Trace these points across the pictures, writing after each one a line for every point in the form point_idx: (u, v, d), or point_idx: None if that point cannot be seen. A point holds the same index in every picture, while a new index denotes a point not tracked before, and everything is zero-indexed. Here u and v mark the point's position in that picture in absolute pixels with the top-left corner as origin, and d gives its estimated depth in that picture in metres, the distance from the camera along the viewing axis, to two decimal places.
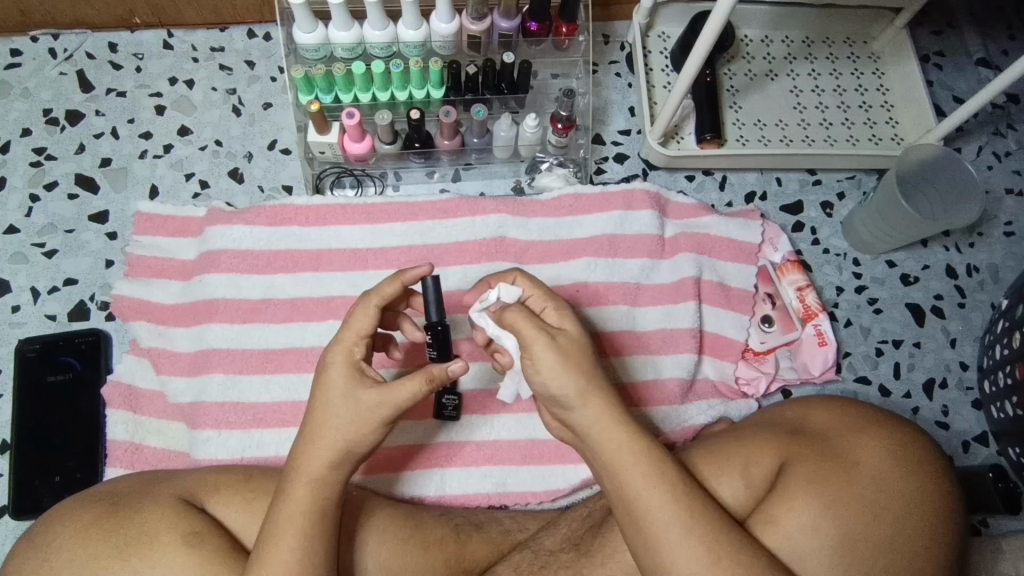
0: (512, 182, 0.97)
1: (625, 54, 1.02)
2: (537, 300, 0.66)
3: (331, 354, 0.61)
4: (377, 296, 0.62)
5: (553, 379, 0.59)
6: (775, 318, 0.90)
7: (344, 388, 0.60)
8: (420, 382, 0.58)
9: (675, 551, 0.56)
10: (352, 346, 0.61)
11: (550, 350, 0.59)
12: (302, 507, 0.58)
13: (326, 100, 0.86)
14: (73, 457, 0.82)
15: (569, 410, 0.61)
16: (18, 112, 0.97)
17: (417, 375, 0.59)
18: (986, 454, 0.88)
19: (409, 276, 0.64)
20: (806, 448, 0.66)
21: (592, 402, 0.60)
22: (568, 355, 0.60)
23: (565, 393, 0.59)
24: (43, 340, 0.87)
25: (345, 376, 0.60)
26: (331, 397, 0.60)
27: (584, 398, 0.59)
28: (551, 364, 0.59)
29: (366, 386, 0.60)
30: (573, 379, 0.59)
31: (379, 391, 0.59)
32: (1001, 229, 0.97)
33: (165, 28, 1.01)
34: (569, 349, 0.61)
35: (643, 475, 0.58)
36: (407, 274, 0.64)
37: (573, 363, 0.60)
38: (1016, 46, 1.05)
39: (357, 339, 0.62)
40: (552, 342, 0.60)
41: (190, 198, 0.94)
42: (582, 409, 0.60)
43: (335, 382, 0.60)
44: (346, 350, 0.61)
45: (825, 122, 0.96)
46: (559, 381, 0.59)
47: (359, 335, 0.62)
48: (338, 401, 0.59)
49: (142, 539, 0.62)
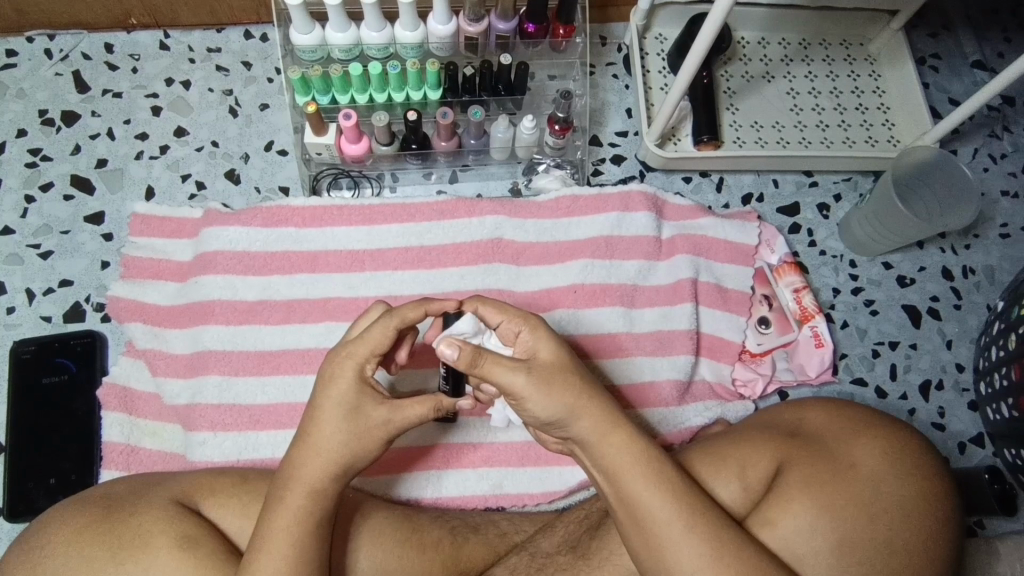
0: (509, 184, 0.97)
1: (621, 56, 1.03)
2: (509, 324, 0.63)
3: (340, 365, 0.60)
4: (399, 317, 0.61)
5: (539, 409, 0.59)
6: (772, 319, 0.90)
7: (352, 401, 0.60)
8: (429, 408, 0.62)
9: (677, 550, 0.57)
10: (365, 359, 0.60)
11: (530, 387, 0.58)
12: (296, 515, 0.58)
13: (323, 101, 0.86)
14: (67, 460, 0.82)
15: (563, 424, 0.60)
16: (13, 113, 0.96)
17: (425, 400, 0.62)
18: (982, 456, 0.88)
19: (433, 308, 0.63)
20: (804, 449, 0.66)
21: (587, 414, 0.59)
22: (551, 383, 0.59)
23: (555, 415, 0.59)
24: (38, 341, 0.86)
25: (355, 389, 0.60)
26: (337, 412, 0.59)
27: (573, 415, 0.59)
28: (534, 398, 0.59)
29: (375, 402, 0.60)
30: (559, 402, 0.59)
31: (387, 408, 0.60)
32: (997, 230, 0.97)
33: (161, 29, 1.01)
34: (551, 375, 0.59)
35: (643, 477, 0.58)
36: (431, 305, 0.63)
37: (557, 388, 0.59)
38: (1012, 49, 1.05)
39: (371, 353, 0.61)
40: (530, 378, 0.59)
41: (186, 200, 0.94)
42: (576, 422, 0.59)
43: (342, 396, 0.60)
44: (356, 364, 0.60)
45: (821, 125, 0.97)
46: (545, 408, 0.59)
47: (372, 352, 0.61)
48: (345, 414, 0.59)
49: (135, 543, 0.62)
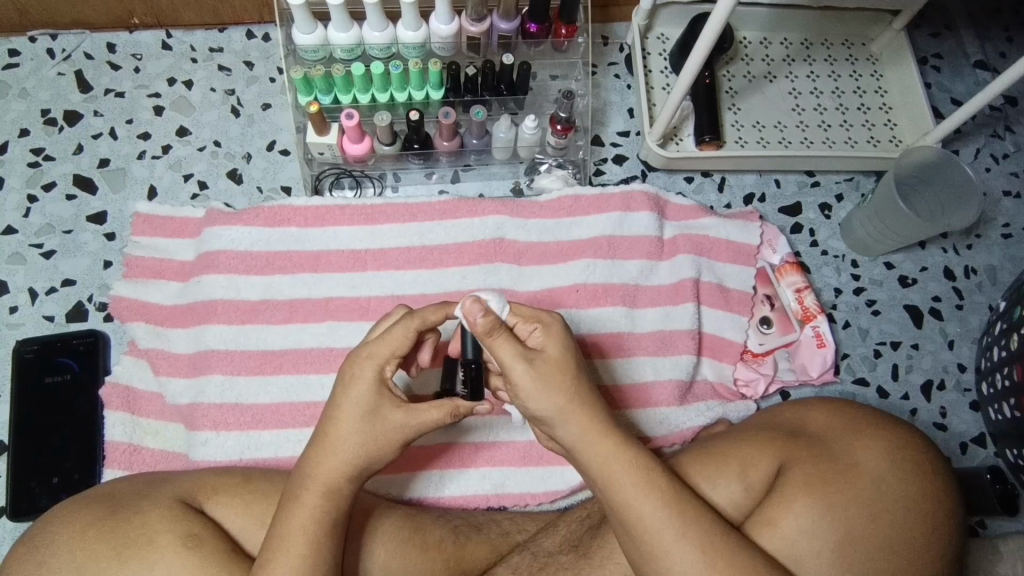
0: (511, 183, 0.97)
1: (623, 56, 1.03)
2: (524, 324, 0.62)
3: (360, 367, 0.61)
4: (421, 319, 0.62)
5: (534, 403, 0.60)
6: (773, 319, 0.90)
7: (371, 403, 0.60)
8: (446, 413, 0.62)
9: (671, 556, 0.57)
10: (384, 361, 0.61)
11: (528, 376, 0.59)
12: (313, 515, 0.58)
13: (325, 101, 0.86)
14: (69, 459, 0.82)
15: (553, 426, 0.61)
16: (16, 112, 0.97)
17: (444, 404, 0.62)
18: (984, 456, 0.88)
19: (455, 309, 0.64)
20: (800, 452, 0.66)
21: (575, 418, 0.60)
22: (548, 378, 0.59)
23: (550, 412, 0.60)
24: (40, 341, 0.86)
25: (374, 391, 0.60)
26: (356, 413, 0.60)
27: (563, 418, 0.60)
28: (529, 388, 0.59)
29: (393, 404, 0.61)
30: (554, 400, 0.59)
31: (404, 412, 0.61)
32: (999, 230, 0.97)
33: (164, 29, 1.01)
34: (550, 371, 0.60)
35: (635, 483, 0.58)
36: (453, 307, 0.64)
37: (554, 384, 0.59)
38: (1014, 49, 1.05)
39: (390, 356, 0.61)
40: (530, 368, 0.59)
41: (188, 200, 0.94)
42: (565, 427, 0.60)
43: (361, 398, 0.60)
44: (376, 365, 0.61)
45: (823, 125, 0.97)
46: (540, 403, 0.60)
47: (392, 354, 0.61)
48: (363, 415, 0.60)
49: (139, 542, 0.62)
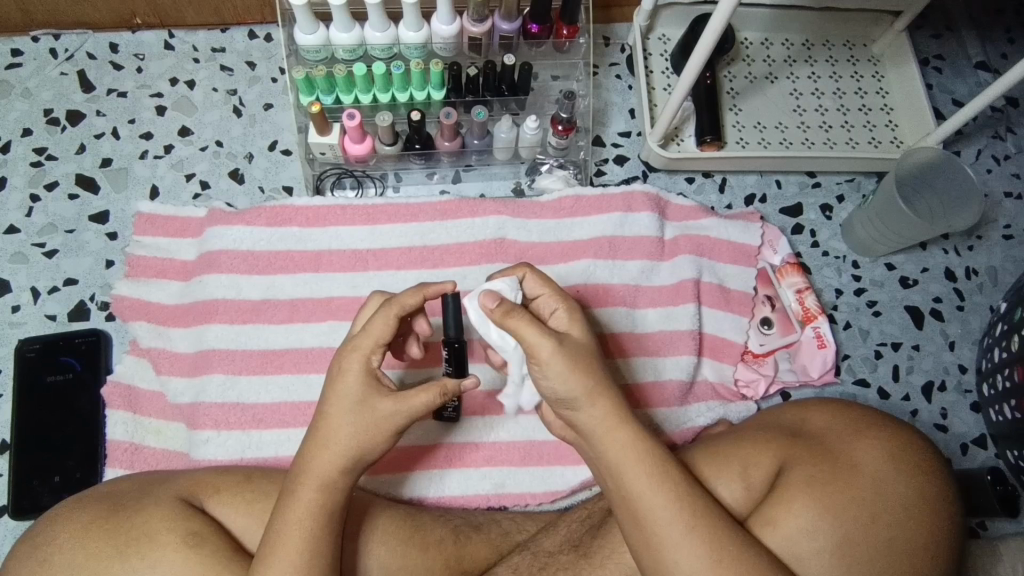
0: (512, 184, 0.97)
1: (624, 56, 1.03)
2: (549, 300, 0.65)
3: (346, 361, 0.61)
4: (398, 305, 0.62)
5: (560, 384, 0.59)
6: (775, 321, 0.90)
7: (359, 394, 0.60)
8: (434, 395, 0.61)
9: (676, 551, 0.57)
10: (369, 352, 0.61)
11: (557, 357, 0.59)
12: (310, 510, 0.58)
13: (327, 100, 0.86)
14: (72, 457, 0.82)
15: (573, 410, 0.60)
16: (19, 112, 0.97)
17: (431, 387, 0.61)
18: (985, 457, 0.88)
19: (432, 290, 0.64)
20: (808, 449, 0.66)
21: (598, 403, 0.60)
22: (575, 358, 0.60)
23: (575, 394, 0.59)
24: (43, 339, 0.87)
25: (361, 382, 0.60)
26: (345, 404, 0.60)
27: (589, 399, 0.59)
28: (558, 368, 0.59)
29: (382, 395, 0.60)
30: (580, 381, 0.59)
31: (394, 400, 0.60)
32: (1000, 232, 0.97)
33: (166, 29, 1.01)
34: (576, 352, 0.60)
35: (646, 475, 0.59)
36: (429, 288, 0.64)
37: (580, 367, 0.59)
38: (1016, 50, 1.05)
39: (374, 345, 0.61)
40: (559, 347, 0.59)
41: (190, 199, 0.94)
42: (588, 410, 0.60)
43: (349, 390, 0.60)
44: (362, 357, 0.61)
45: (824, 125, 0.97)
46: (567, 384, 0.59)
47: (376, 343, 0.61)
48: (353, 406, 0.60)
49: (142, 540, 0.62)
